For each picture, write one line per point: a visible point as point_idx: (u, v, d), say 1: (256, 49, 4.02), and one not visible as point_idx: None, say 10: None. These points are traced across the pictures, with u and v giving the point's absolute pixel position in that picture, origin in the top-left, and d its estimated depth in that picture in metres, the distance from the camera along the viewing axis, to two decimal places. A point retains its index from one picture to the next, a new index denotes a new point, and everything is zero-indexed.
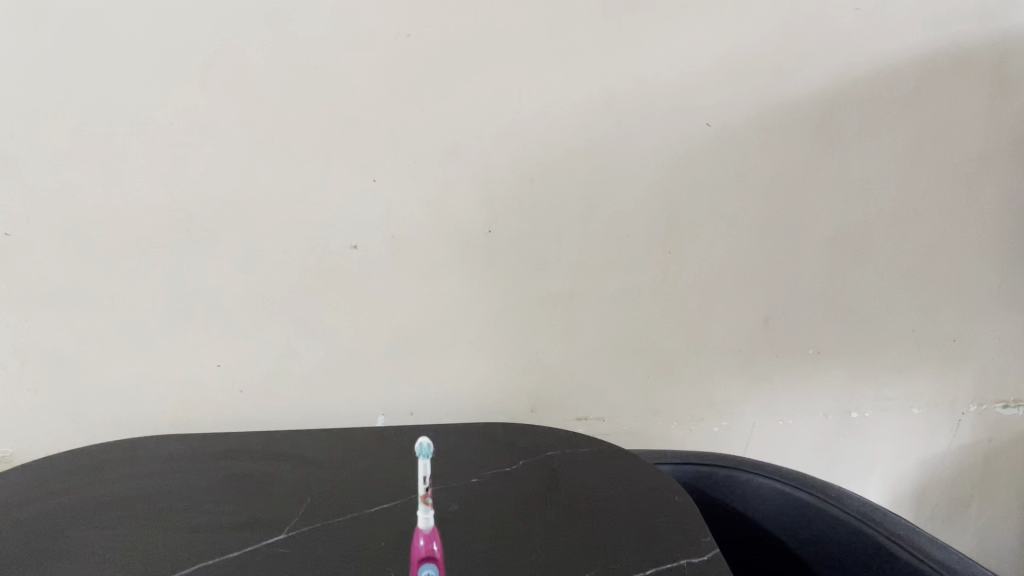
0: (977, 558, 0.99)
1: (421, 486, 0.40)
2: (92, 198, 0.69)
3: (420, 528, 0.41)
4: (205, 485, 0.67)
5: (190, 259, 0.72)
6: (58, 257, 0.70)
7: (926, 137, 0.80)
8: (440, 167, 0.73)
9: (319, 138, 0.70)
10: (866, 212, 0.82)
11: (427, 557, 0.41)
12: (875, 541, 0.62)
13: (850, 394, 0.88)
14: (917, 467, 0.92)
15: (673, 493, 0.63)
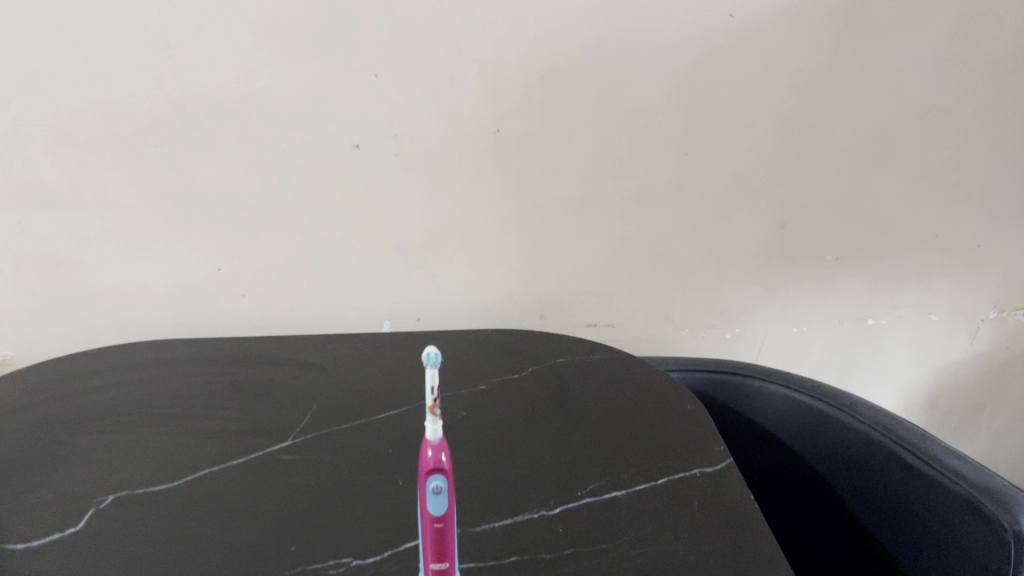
0: (984, 459, 0.99)
1: (428, 397, 0.39)
2: (80, 94, 0.65)
3: (428, 439, 0.40)
4: (210, 390, 0.66)
5: (186, 159, 0.69)
6: (47, 156, 0.67)
7: (963, 30, 0.75)
8: (446, 62, 0.69)
9: (318, 30, 0.66)
10: (896, 111, 0.78)
11: (435, 469, 0.39)
12: (886, 449, 0.61)
13: (867, 300, 0.86)
14: (931, 372, 0.92)
15: (685, 400, 0.61)
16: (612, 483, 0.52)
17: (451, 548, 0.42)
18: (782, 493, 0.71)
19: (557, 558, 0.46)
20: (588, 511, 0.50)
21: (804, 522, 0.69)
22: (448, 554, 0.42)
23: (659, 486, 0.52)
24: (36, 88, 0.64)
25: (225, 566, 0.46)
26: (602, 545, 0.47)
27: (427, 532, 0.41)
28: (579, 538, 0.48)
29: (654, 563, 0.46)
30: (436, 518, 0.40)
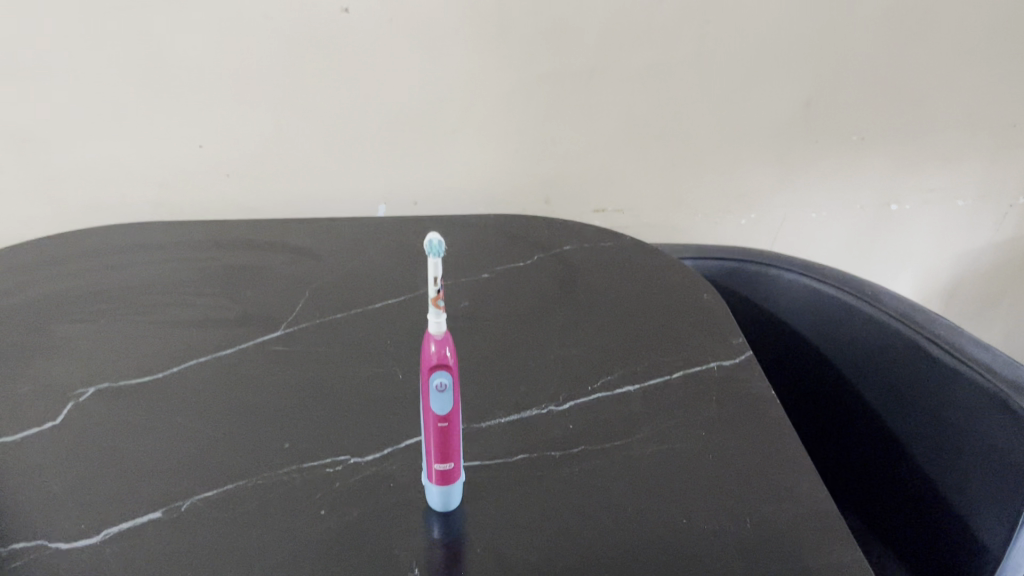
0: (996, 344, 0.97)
1: (431, 288, 0.35)
2: None
3: (431, 333, 0.36)
4: (194, 277, 0.62)
5: (157, 24, 0.63)
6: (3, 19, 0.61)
7: None
8: None
9: None
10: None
11: (439, 366, 0.36)
12: (911, 342, 0.58)
13: (890, 184, 0.82)
14: (951, 260, 0.88)
15: (702, 291, 0.58)
16: (625, 376, 0.49)
17: (456, 447, 0.39)
18: (798, 383, 0.70)
19: (566, 458, 0.44)
20: (600, 407, 0.47)
21: (821, 411, 0.68)
22: (454, 453, 0.39)
23: (675, 381, 0.49)
24: None
25: (212, 467, 0.43)
26: (613, 443, 0.44)
27: (431, 431, 0.38)
28: (590, 436, 0.45)
29: (668, 464, 0.43)
30: (440, 418, 0.37)
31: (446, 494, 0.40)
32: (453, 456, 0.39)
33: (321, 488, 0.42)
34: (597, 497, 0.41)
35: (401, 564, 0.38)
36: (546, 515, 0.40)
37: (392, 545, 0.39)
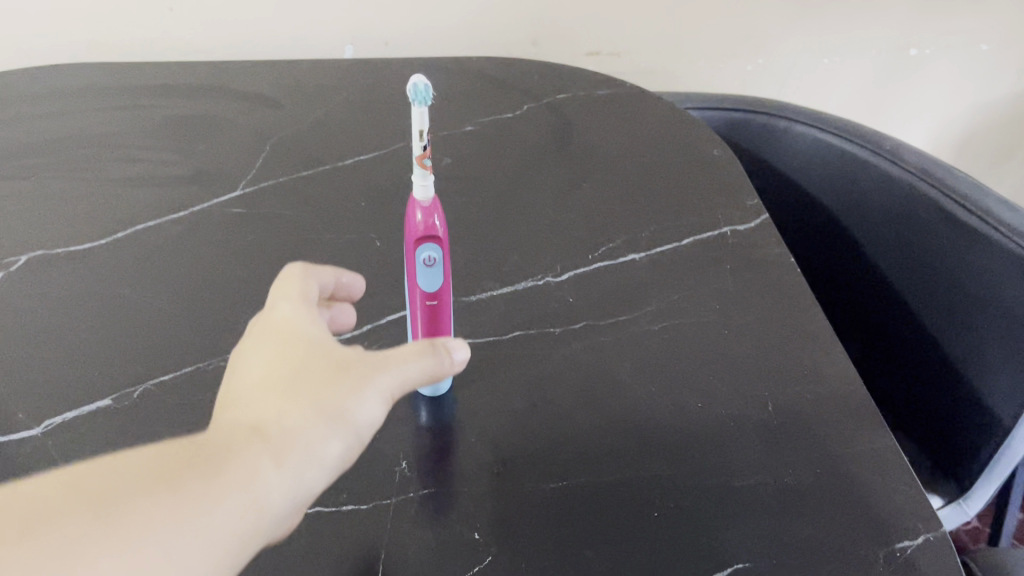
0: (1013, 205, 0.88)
1: (417, 146, 0.28)
2: None
3: (417, 200, 0.30)
4: (137, 128, 0.55)
5: None
6: None
7: None
8: None
9: None
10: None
11: (426, 237, 0.31)
12: (931, 203, 0.53)
13: (911, 26, 0.70)
14: (970, 111, 0.77)
15: (711, 147, 0.52)
16: (629, 243, 0.44)
17: (447, 328, 0.34)
18: (813, 242, 0.66)
19: (566, 335, 0.39)
20: (601, 278, 0.42)
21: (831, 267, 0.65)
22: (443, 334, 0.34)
23: (684, 248, 0.44)
24: None
25: (166, 346, 0.38)
26: (618, 317, 0.40)
27: (418, 309, 0.33)
28: (592, 310, 0.40)
29: (679, 344, 0.39)
30: (429, 295, 0.32)
31: (434, 378, 0.36)
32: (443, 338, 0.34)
33: None
34: (601, 378, 0.37)
35: (386, 455, 0.34)
36: (546, 399, 0.36)
37: (376, 433, 0.35)
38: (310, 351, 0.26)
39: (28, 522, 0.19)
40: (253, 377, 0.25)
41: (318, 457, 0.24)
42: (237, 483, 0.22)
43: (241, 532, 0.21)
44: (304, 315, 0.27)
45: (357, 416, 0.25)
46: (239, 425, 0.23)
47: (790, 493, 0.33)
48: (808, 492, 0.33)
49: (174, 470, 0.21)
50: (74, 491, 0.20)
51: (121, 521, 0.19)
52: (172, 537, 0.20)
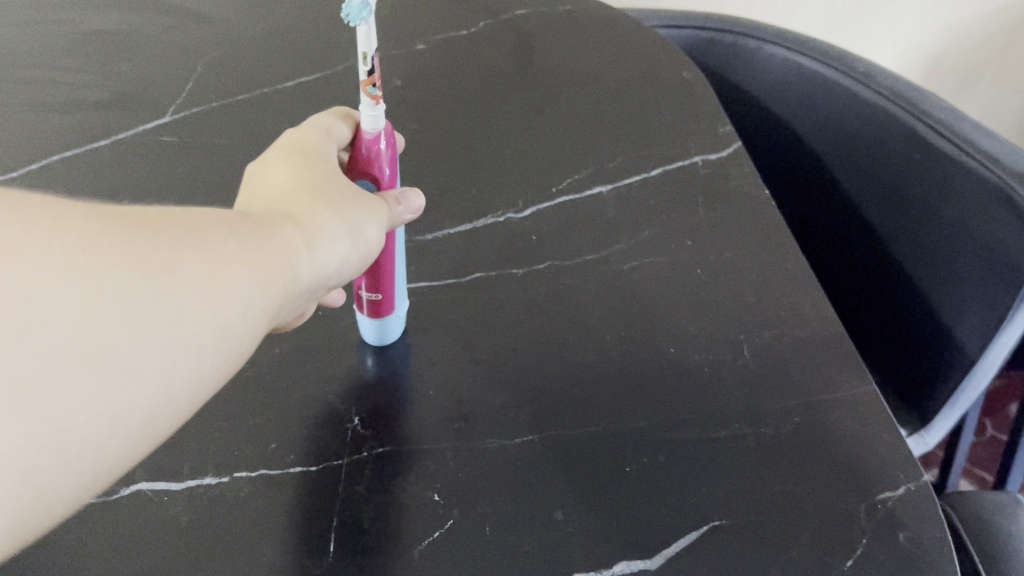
0: None
1: (363, 69, 0.26)
2: None
3: (364, 128, 0.28)
4: (52, 45, 0.50)
5: None
6: None
7: None
8: None
9: None
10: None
11: (364, 169, 0.29)
12: (903, 127, 0.51)
13: None
14: (941, 30, 0.74)
15: (679, 70, 0.48)
16: (595, 175, 0.41)
17: (387, 278, 0.31)
18: (783, 169, 0.64)
19: (530, 278, 0.37)
20: (565, 214, 0.39)
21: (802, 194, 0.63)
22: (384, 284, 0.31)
23: (652, 181, 0.41)
24: None
25: None
26: (584, 257, 0.37)
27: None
28: (557, 250, 0.38)
29: (648, 285, 0.36)
30: None
31: (378, 327, 0.33)
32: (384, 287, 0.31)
33: None
34: (568, 324, 0.35)
35: (337, 411, 0.31)
36: (509, 346, 0.34)
37: (326, 387, 0.32)
38: (330, 170, 0.27)
39: (132, 220, 0.20)
40: (277, 178, 0.26)
41: (338, 254, 0.25)
42: (288, 249, 0.23)
43: (287, 292, 0.23)
44: (326, 136, 0.29)
45: (369, 229, 0.26)
46: (273, 209, 0.25)
47: (769, 445, 0.31)
48: (787, 443, 0.31)
49: (240, 221, 0.23)
50: (167, 210, 0.21)
51: (211, 244, 0.21)
52: (245, 273, 0.21)
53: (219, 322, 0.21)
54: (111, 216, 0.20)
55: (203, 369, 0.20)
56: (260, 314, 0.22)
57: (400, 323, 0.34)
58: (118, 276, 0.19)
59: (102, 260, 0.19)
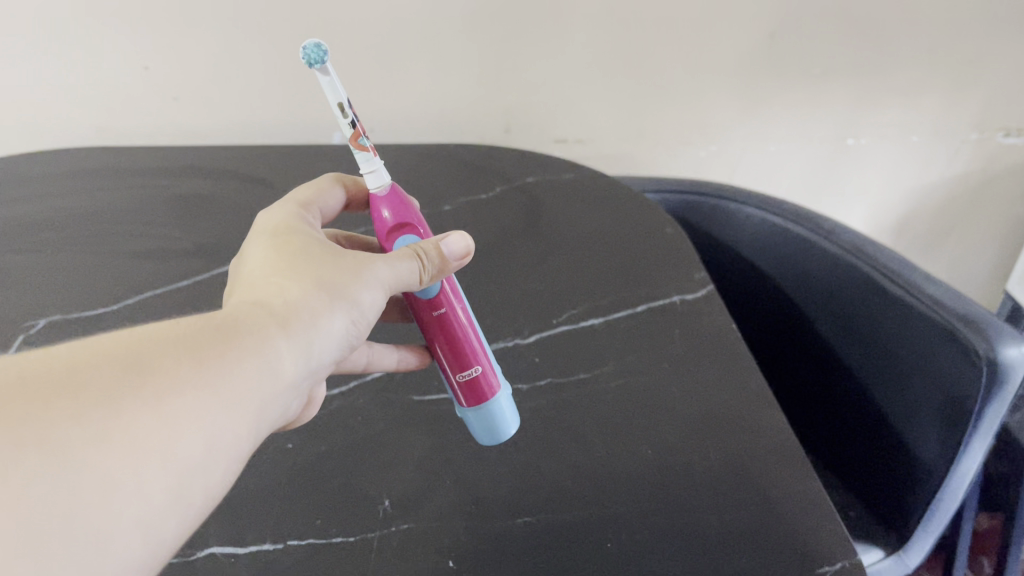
0: (952, 275, 0.94)
1: (345, 130, 0.33)
2: None
3: (378, 195, 0.35)
4: (143, 203, 0.61)
5: None
6: None
7: None
8: None
9: None
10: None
11: (397, 226, 0.35)
12: (864, 277, 0.58)
13: (849, 119, 0.76)
14: (906, 191, 0.84)
15: (663, 224, 0.57)
16: (589, 310, 0.50)
17: (474, 349, 0.37)
18: (770, 314, 0.71)
19: (532, 391, 0.44)
20: (564, 340, 0.47)
21: (785, 333, 0.70)
22: (474, 357, 0.37)
23: (637, 314, 0.49)
24: None
25: None
26: (579, 375, 0.45)
27: (433, 327, 0.37)
28: (556, 368, 0.45)
29: (631, 397, 0.43)
30: (435, 304, 0.36)
31: (481, 414, 0.37)
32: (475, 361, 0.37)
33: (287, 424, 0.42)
34: (562, 429, 0.42)
35: (371, 496, 0.38)
36: (513, 447, 0.41)
37: (363, 477, 0.39)
38: (307, 244, 0.33)
39: (72, 374, 0.23)
40: (260, 264, 0.32)
41: (319, 331, 0.30)
42: (249, 353, 0.27)
43: (263, 389, 0.27)
44: (297, 215, 0.36)
45: (357, 295, 0.32)
46: (246, 304, 0.29)
47: (731, 534, 0.36)
48: (746, 532, 0.36)
49: (190, 339, 0.26)
50: (104, 347, 0.24)
51: (162, 371, 0.24)
52: (198, 399, 0.25)
53: (171, 452, 0.23)
54: (54, 381, 0.22)
55: (159, 505, 0.23)
56: (234, 420, 0.26)
57: (506, 415, 0.38)
58: (74, 436, 0.21)
59: (57, 422, 0.21)
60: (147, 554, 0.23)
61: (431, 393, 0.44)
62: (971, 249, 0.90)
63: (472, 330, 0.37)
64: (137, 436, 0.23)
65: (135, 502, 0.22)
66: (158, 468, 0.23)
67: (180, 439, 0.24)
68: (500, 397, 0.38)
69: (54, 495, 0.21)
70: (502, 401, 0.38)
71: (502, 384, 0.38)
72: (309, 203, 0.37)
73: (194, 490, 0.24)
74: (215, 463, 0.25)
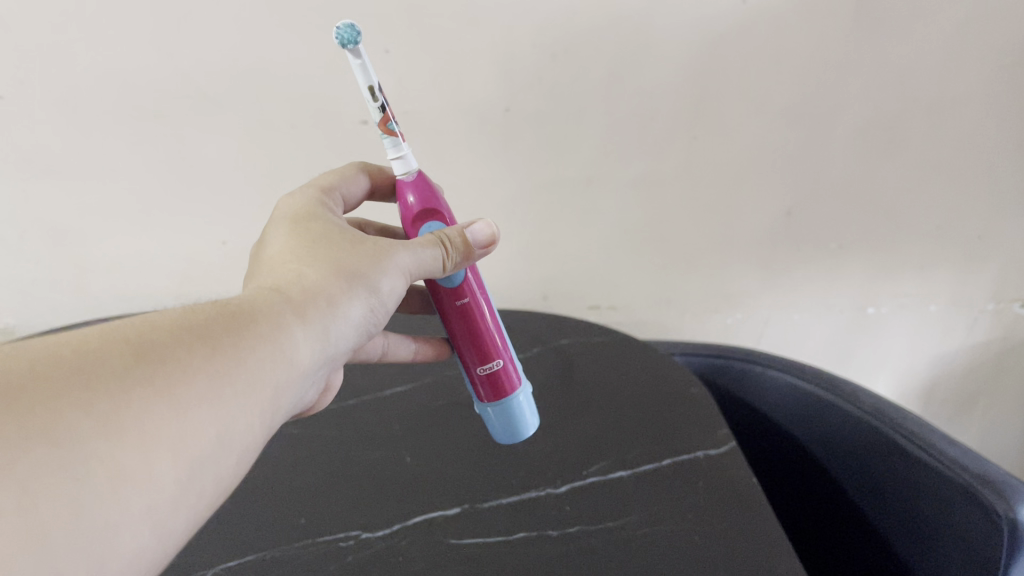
0: (986, 440, 0.96)
1: (375, 115, 0.39)
2: (58, 81, 0.64)
3: (406, 181, 0.42)
4: None
5: (178, 143, 0.69)
6: (43, 136, 0.68)
7: (998, 12, 0.61)
8: (432, 51, 0.63)
9: (283, 16, 0.61)
10: (924, 93, 0.66)
11: (421, 212, 0.43)
12: (886, 437, 0.61)
13: (867, 291, 0.81)
14: (930, 359, 0.87)
15: (689, 384, 0.62)
16: (616, 463, 0.53)
17: (495, 348, 0.47)
18: (798, 472, 0.73)
19: (563, 537, 0.46)
20: (593, 491, 0.50)
21: (814, 490, 0.71)
22: (494, 355, 0.47)
23: (663, 466, 0.52)
24: (21, 77, 0.63)
25: (231, 546, 0.47)
26: (607, 523, 0.47)
27: (458, 315, 0.46)
28: (585, 516, 0.48)
29: (657, 544, 0.45)
30: (461, 299, 0.45)
31: (501, 404, 0.48)
32: (495, 358, 0.47)
33: (333, 562, 0.45)
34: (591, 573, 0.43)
35: None
36: None
37: None
38: (330, 233, 0.40)
39: (85, 364, 0.26)
40: (287, 249, 0.39)
41: (333, 318, 0.37)
42: (265, 342, 0.32)
43: (280, 373, 0.33)
44: (323, 208, 0.43)
45: (378, 282, 0.39)
46: (268, 291, 0.36)
47: None
48: None
49: (199, 333, 0.30)
50: (113, 341, 0.28)
51: (168, 364, 0.28)
52: (204, 390, 0.28)
53: (180, 439, 0.27)
54: (67, 373, 0.26)
55: (165, 496, 0.26)
56: (246, 406, 0.30)
57: (523, 404, 0.48)
58: (87, 425, 0.25)
59: (69, 412, 0.24)
60: (155, 543, 0.26)
61: (467, 536, 0.47)
62: (1000, 414, 0.93)
63: (493, 329, 0.47)
64: (148, 425, 0.26)
65: (144, 490, 0.25)
66: (167, 460, 0.26)
67: (188, 427, 0.27)
68: (517, 393, 0.48)
69: (67, 484, 0.23)
70: (519, 397, 0.48)
71: (520, 382, 0.48)
72: (331, 190, 0.46)
73: (203, 480, 0.28)
74: (224, 452, 0.29)
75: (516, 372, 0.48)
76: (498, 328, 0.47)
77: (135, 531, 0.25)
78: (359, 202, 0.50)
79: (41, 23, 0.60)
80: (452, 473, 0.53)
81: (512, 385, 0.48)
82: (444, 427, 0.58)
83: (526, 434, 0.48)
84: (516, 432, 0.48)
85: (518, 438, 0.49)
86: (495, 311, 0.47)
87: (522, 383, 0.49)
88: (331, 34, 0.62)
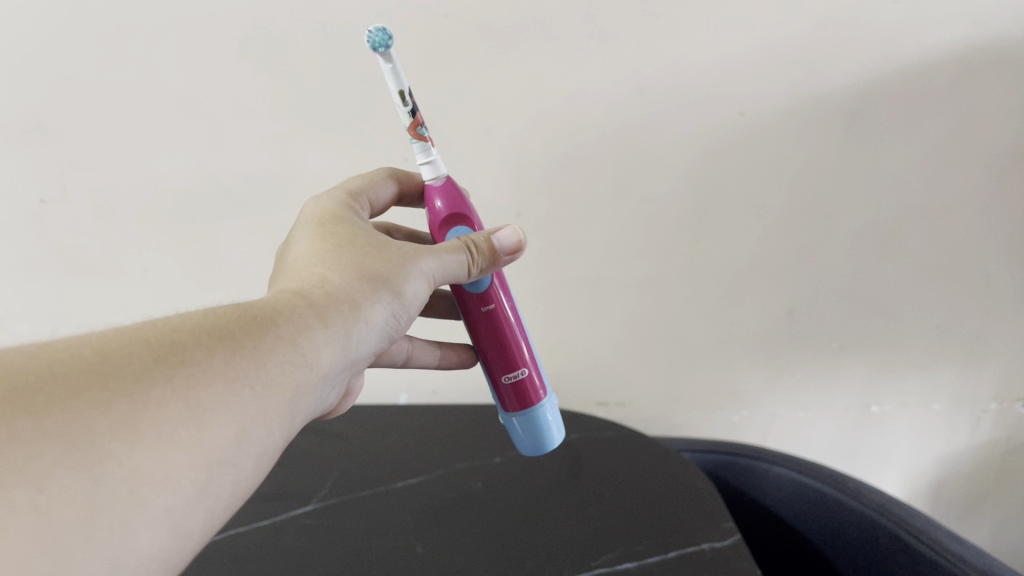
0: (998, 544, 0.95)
1: (405, 119, 0.42)
2: (94, 189, 0.68)
3: (437, 187, 0.45)
4: None
5: (207, 245, 0.73)
6: (79, 239, 0.72)
7: (980, 126, 0.64)
8: (449, 159, 0.67)
9: (310, 130, 0.65)
10: (913, 200, 0.70)
11: (449, 217, 0.46)
12: (893, 535, 0.61)
13: (871, 389, 0.83)
14: (936, 458, 0.88)
15: (696, 478, 0.63)
16: (623, 555, 0.54)
17: (521, 357, 0.49)
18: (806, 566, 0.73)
19: None
20: None
21: None
22: (520, 363, 0.49)
23: (669, 559, 0.53)
24: (61, 184, 0.68)
25: None
26: None
27: (484, 319, 0.48)
28: None
29: None
30: (488, 302, 0.48)
31: (529, 414, 0.50)
32: (520, 366, 0.49)
33: None
34: None
35: None
36: None
37: None
38: (356, 237, 0.43)
39: (104, 367, 0.29)
40: (316, 250, 0.42)
41: (356, 322, 0.39)
42: (285, 346, 0.35)
43: (300, 376, 0.35)
44: (351, 214, 0.46)
45: (405, 288, 0.41)
46: (290, 292, 0.38)
47: None
48: None
49: (218, 338, 0.33)
50: (135, 347, 0.31)
51: (185, 368, 0.30)
52: (220, 391, 0.31)
53: (195, 443, 0.30)
54: (90, 377, 0.29)
55: (183, 496, 0.29)
56: (265, 406, 0.33)
57: (549, 416, 0.50)
58: (102, 425, 0.27)
59: (88, 415, 0.27)
60: (172, 544, 0.29)
61: None
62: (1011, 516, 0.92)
63: (518, 338, 0.49)
64: (162, 423, 0.29)
65: (159, 487, 0.28)
66: (185, 458, 0.29)
67: (204, 427, 0.30)
68: (543, 405, 0.50)
69: (80, 483, 0.26)
70: (544, 408, 0.50)
71: (546, 393, 0.51)
72: (357, 196, 0.50)
73: (222, 480, 0.31)
74: (242, 454, 0.32)
75: (541, 384, 0.50)
76: (524, 338, 0.50)
77: (155, 527, 0.28)
78: (387, 205, 0.54)
79: (86, 136, 0.65)
80: (463, 563, 0.54)
81: (537, 396, 0.50)
82: (456, 518, 0.59)
83: (550, 446, 0.51)
84: (540, 443, 0.51)
85: (542, 449, 0.51)
86: (520, 318, 0.50)
87: (549, 397, 0.51)
88: (354, 149, 0.67)
